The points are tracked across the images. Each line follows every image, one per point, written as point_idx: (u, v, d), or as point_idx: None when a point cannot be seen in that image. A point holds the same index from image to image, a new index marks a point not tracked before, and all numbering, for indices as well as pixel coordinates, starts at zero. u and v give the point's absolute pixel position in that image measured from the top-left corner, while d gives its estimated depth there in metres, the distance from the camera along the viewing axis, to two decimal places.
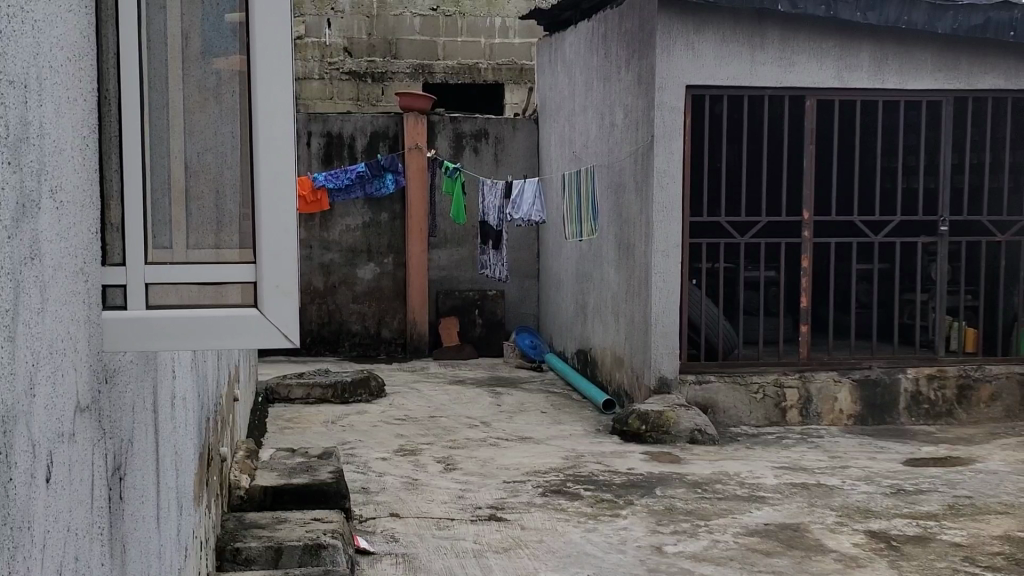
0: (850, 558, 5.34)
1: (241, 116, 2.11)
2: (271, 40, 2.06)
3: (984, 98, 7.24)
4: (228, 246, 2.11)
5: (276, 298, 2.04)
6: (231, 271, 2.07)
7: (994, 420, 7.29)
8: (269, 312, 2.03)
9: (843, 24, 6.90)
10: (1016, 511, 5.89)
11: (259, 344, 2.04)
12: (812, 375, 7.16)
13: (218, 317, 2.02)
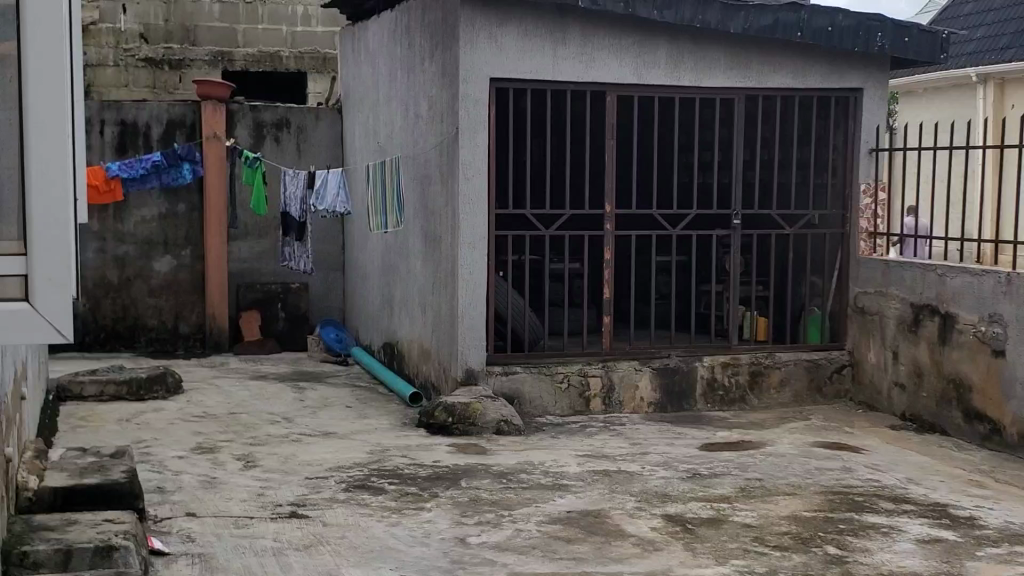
0: (647, 542, 5.48)
1: (17, 151, 2.73)
2: (43, 96, 2.72)
3: (774, 96, 7.54)
4: (9, 253, 2.73)
5: (50, 294, 2.73)
6: (13, 272, 2.73)
7: (783, 405, 7.63)
8: (41, 308, 2.72)
9: (641, 21, 7.06)
10: (803, 492, 6.18)
11: (36, 332, 2.72)
12: (614, 364, 7.31)
13: (6, 311, 2.70)
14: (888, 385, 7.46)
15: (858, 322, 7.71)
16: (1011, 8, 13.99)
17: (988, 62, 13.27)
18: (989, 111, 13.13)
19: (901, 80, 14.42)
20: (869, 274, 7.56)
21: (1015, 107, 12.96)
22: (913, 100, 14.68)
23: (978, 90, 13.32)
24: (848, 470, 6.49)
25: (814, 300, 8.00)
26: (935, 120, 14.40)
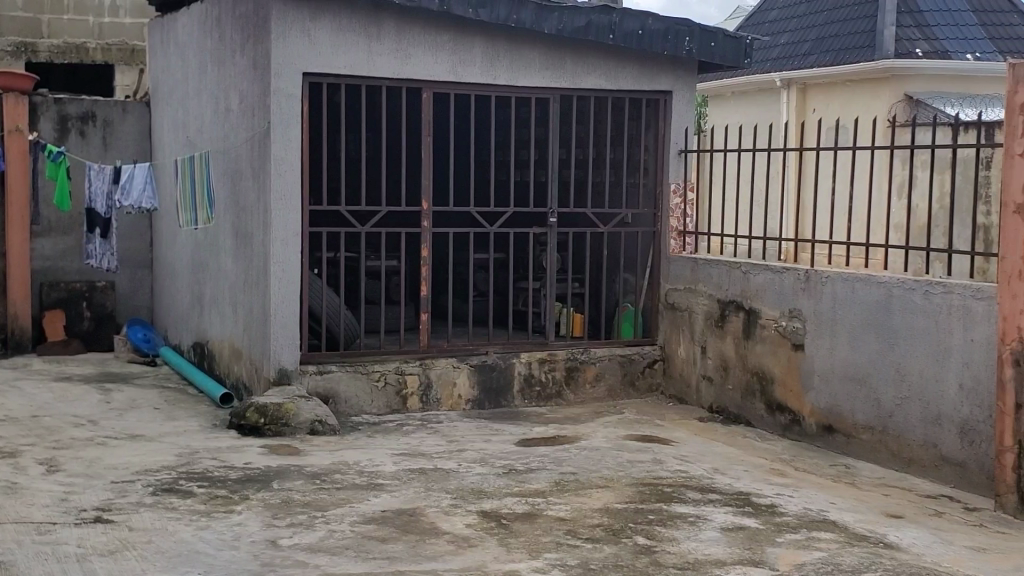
0: (461, 538, 5.50)
1: None
2: None
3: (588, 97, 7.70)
4: None
5: None
6: None
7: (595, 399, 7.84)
8: None
9: (456, 19, 7.11)
10: (615, 485, 6.32)
11: None
12: (431, 361, 7.36)
13: None
14: (696, 377, 7.95)
15: (669, 318, 8.13)
16: (812, 17, 14.63)
17: (791, 69, 13.85)
18: (791, 114, 13.74)
19: (709, 84, 14.95)
20: (679, 272, 7.98)
21: (816, 111, 13.58)
22: (721, 102, 15.24)
23: (781, 95, 13.90)
24: (658, 461, 6.68)
25: (628, 297, 8.33)
26: (743, 123, 14.94)
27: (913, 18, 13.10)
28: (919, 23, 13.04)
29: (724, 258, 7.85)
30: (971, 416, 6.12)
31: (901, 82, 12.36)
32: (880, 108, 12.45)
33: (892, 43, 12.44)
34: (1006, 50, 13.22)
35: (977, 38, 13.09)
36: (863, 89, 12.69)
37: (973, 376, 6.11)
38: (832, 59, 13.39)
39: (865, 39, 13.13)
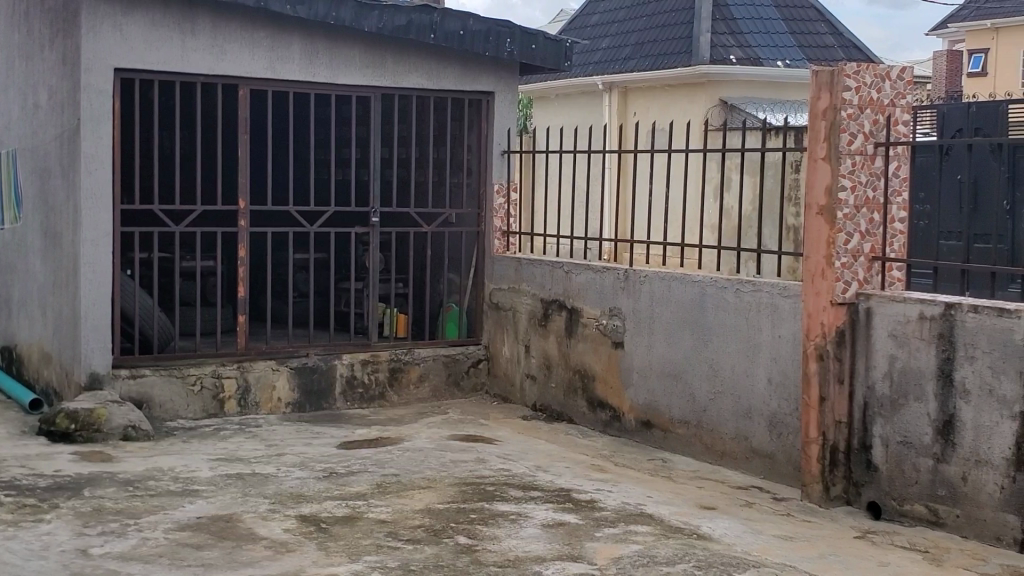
0: (280, 543, 5.42)
1: None
2: None
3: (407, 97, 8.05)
4: None
5: None
6: None
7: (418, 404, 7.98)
8: None
9: (273, 16, 7.31)
10: (436, 485, 6.35)
11: None
12: (249, 364, 7.46)
13: None
14: (520, 377, 8.34)
15: (493, 318, 8.51)
16: (631, 21, 14.99)
17: (612, 70, 14.22)
18: (614, 117, 14.21)
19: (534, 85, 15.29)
20: (503, 271, 8.37)
21: (635, 113, 14.06)
22: (548, 104, 15.62)
23: (604, 97, 14.32)
24: (481, 460, 6.77)
25: (452, 297, 8.69)
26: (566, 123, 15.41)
27: (727, 25, 13.54)
28: (733, 30, 13.47)
29: (545, 258, 8.27)
30: (780, 410, 6.67)
31: (716, 87, 12.95)
32: (698, 111, 12.96)
33: (708, 48, 12.81)
34: (815, 58, 13.84)
35: (788, 46, 13.66)
36: (681, 93, 13.25)
37: (781, 370, 6.66)
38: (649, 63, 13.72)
39: (679, 44, 13.43)
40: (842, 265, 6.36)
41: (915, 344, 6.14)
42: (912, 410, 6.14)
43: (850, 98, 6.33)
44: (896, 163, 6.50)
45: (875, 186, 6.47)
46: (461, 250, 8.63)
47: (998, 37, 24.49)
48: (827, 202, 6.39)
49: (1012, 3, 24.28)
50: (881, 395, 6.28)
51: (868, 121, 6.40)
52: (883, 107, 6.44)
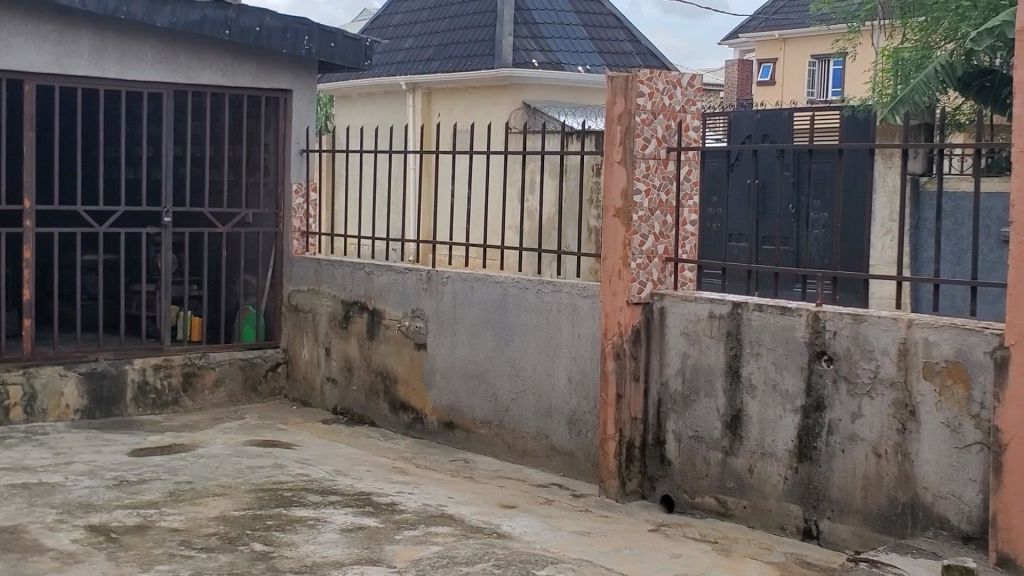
0: (67, 554, 5.19)
1: None
2: None
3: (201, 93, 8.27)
4: None
5: None
6: None
7: (213, 409, 8.14)
8: None
9: (61, 11, 7.44)
10: (232, 492, 6.22)
11: None
12: (35, 370, 7.43)
13: None
14: (320, 381, 8.46)
15: (292, 320, 8.68)
16: (433, 23, 15.06)
17: (415, 70, 14.28)
18: (418, 118, 14.35)
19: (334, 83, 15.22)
20: (302, 272, 8.57)
21: (438, 115, 14.20)
22: (351, 104, 15.66)
23: (407, 98, 14.41)
24: (280, 466, 6.72)
25: (249, 299, 8.85)
26: (370, 124, 15.43)
27: (529, 28, 13.77)
28: (535, 35, 13.70)
29: (345, 259, 8.44)
30: (579, 408, 6.83)
31: (518, 91, 13.13)
32: (501, 113, 13.16)
33: (510, 51, 12.99)
34: (612, 64, 14.10)
35: (587, 52, 13.93)
36: (483, 96, 13.46)
37: (581, 369, 6.81)
38: (451, 65, 13.76)
39: (485, 47, 13.45)
40: (637, 266, 6.54)
41: (705, 342, 6.41)
42: (702, 406, 6.44)
43: (643, 104, 6.50)
44: (687, 168, 6.70)
45: (667, 189, 6.67)
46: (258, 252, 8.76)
47: (785, 48, 25.79)
48: (622, 204, 6.54)
49: (797, 17, 25.61)
50: (674, 392, 6.56)
51: (661, 126, 6.57)
52: (674, 113, 6.63)
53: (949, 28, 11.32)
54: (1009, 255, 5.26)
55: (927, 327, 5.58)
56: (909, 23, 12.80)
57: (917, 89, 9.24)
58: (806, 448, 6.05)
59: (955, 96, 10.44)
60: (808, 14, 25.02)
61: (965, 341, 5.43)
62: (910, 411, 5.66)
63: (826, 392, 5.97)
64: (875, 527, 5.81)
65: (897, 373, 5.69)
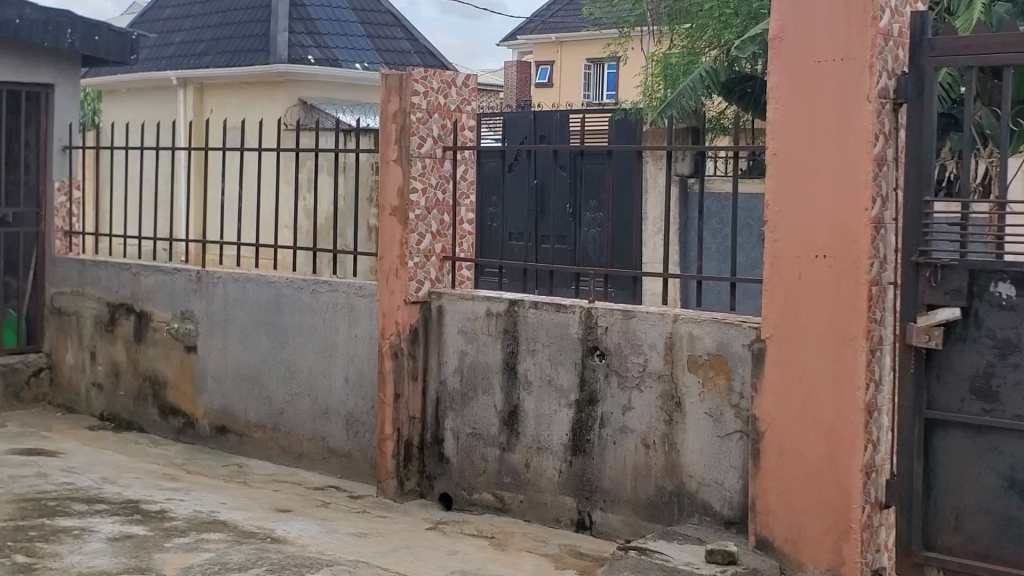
0: None
1: None
2: None
3: None
4: None
5: None
6: None
7: None
8: None
9: None
10: None
11: None
12: None
13: None
14: (84, 386, 8.34)
15: (54, 323, 8.55)
16: (205, 17, 14.72)
17: (186, 65, 13.92)
18: (190, 113, 13.91)
19: (99, 78, 14.66)
20: (64, 275, 8.45)
21: (212, 111, 13.82)
22: (117, 99, 15.06)
23: (179, 93, 13.97)
24: (43, 475, 6.46)
25: (10, 302, 8.60)
26: (138, 120, 14.90)
27: (305, 25, 13.66)
28: (311, 30, 13.58)
29: (110, 259, 8.35)
30: (356, 409, 6.87)
31: (295, 87, 13.04)
32: (276, 112, 13.02)
33: (285, 48, 12.85)
34: (390, 63, 14.20)
35: (364, 49, 13.92)
36: (258, 92, 13.20)
37: (358, 370, 6.86)
38: (224, 60, 13.43)
39: (260, 42, 13.20)
40: (416, 264, 6.57)
41: (483, 341, 6.49)
42: (480, 403, 6.51)
43: (418, 102, 6.52)
44: (463, 167, 6.74)
45: (444, 189, 6.70)
46: (18, 253, 8.58)
47: (561, 50, 26.66)
48: (399, 203, 6.56)
49: (572, 20, 26.45)
50: (452, 390, 6.61)
51: (436, 125, 6.62)
52: (450, 112, 6.69)
53: (713, 36, 11.91)
54: (763, 253, 5.54)
55: (691, 322, 5.80)
56: (677, 30, 13.42)
57: (684, 92, 9.89)
58: (579, 441, 6.21)
59: (717, 100, 11.06)
60: (583, 18, 25.92)
61: (726, 334, 5.68)
62: (676, 403, 5.89)
63: (598, 386, 6.14)
64: (645, 515, 6.00)
65: (664, 366, 5.91)
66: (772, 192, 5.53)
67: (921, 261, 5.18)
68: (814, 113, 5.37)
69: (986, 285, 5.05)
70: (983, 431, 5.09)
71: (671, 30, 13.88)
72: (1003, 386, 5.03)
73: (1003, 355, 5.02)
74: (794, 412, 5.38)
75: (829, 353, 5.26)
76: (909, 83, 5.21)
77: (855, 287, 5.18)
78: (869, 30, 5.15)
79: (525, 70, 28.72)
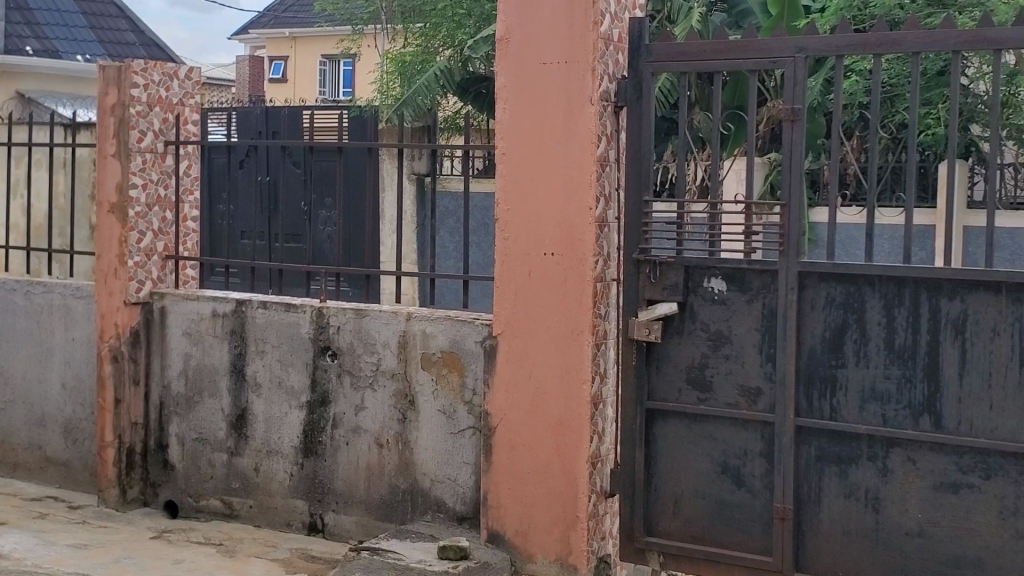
0: None
1: None
2: None
3: None
4: None
5: None
6: None
7: None
8: None
9: None
10: None
11: None
12: None
13: None
14: None
15: None
16: None
17: None
18: None
19: None
20: None
21: None
22: None
23: None
24: None
25: None
26: None
27: (23, 15, 13.02)
28: (29, 20, 12.96)
29: None
30: (75, 415, 6.91)
31: (11, 81, 12.15)
32: None
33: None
34: (113, 54, 13.67)
35: (87, 41, 13.36)
36: None
37: (75, 375, 6.90)
38: None
39: None
40: (135, 264, 6.59)
41: (208, 342, 6.47)
42: (206, 407, 6.48)
43: (138, 95, 6.53)
44: (186, 163, 6.80)
45: (166, 184, 6.74)
46: None
47: (296, 46, 28.42)
48: (118, 199, 6.55)
49: (303, 16, 28.29)
50: (176, 394, 6.59)
51: (158, 119, 6.64)
52: (172, 105, 6.71)
53: (446, 36, 12.17)
54: (494, 252, 5.61)
55: (423, 319, 5.82)
56: (411, 30, 13.57)
57: (420, 91, 10.19)
58: (310, 443, 6.17)
59: (452, 100, 11.43)
60: (319, 16, 27.05)
61: (458, 332, 5.72)
62: (409, 401, 5.89)
63: (330, 387, 6.10)
64: (378, 514, 5.99)
65: (397, 365, 5.90)
66: (501, 191, 5.61)
67: (641, 258, 5.41)
68: (541, 114, 5.49)
69: (700, 280, 5.31)
70: (698, 419, 5.38)
71: (404, 29, 14.04)
72: (716, 375, 5.31)
73: (716, 346, 5.30)
74: (523, 407, 5.49)
75: (557, 349, 5.39)
76: (628, 87, 5.42)
77: (581, 284, 5.33)
78: (591, 34, 5.30)
79: (257, 65, 29.52)
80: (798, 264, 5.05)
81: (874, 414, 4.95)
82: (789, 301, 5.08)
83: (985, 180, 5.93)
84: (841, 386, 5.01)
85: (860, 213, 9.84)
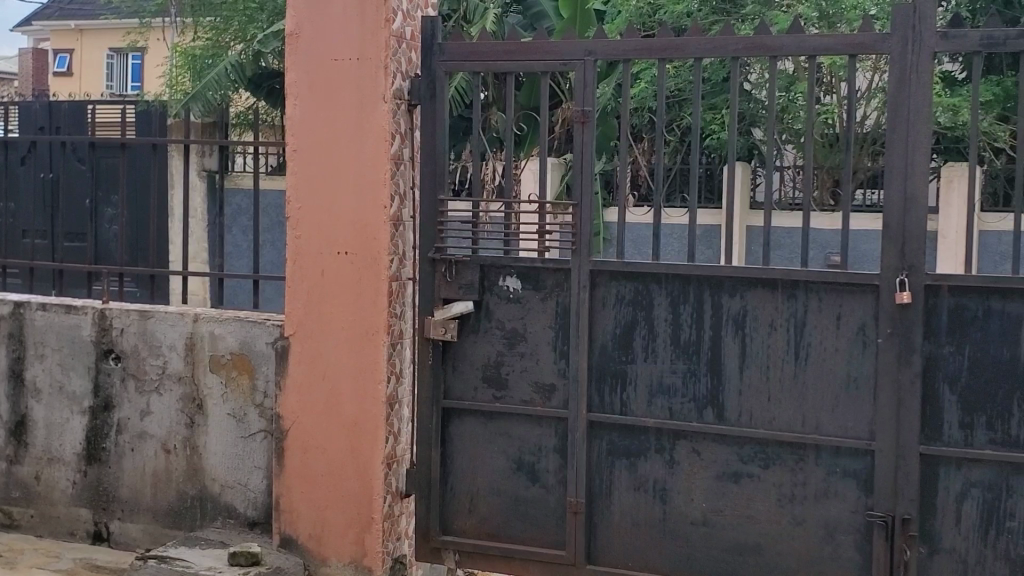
0: None
1: None
2: None
3: None
4: None
5: None
6: None
7: None
8: None
9: None
10: None
11: None
12: None
13: None
14: None
15: None
16: None
17: None
18: None
19: None
20: None
21: None
22: None
23: None
24: None
25: None
26: None
27: None
28: None
29: None
30: None
31: None
32: None
33: None
34: None
35: None
36: None
37: None
38: None
39: None
40: None
41: None
42: None
43: None
44: None
45: None
46: None
47: (81, 40, 28.44)
48: None
49: (88, 10, 28.19)
50: None
51: None
52: None
53: (239, 29, 12.36)
54: (285, 250, 5.50)
55: (212, 320, 5.70)
56: (202, 23, 13.35)
57: (209, 85, 10.42)
58: (93, 450, 6.03)
59: (241, 98, 11.57)
60: (104, 8, 26.69)
61: (248, 333, 5.62)
62: (198, 405, 5.76)
63: (113, 391, 5.96)
64: (166, 522, 5.86)
65: (184, 368, 5.78)
66: (292, 189, 5.51)
67: (437, 257, 5.38)
68: (333, 111, 5.41)
69: (495, 279, 5.35)
70: (493, 417, 5.42)
71: (194, 23, 13.73)
72: (511, 373, 5.36)
73: (511, 344, 5.35)
74: (317, 408, 5.41)
75: (351, 349, 5.33)
76: (421, 85, 5.39)
77: (375, 283, 5.28)
78: (383, 32, 5.26)
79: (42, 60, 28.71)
80: (590, 263, 5.13)
81: (662, 407, 5.09)
82: (581, 299, 5.15)
83: (764, 182, 6.17)
84: (631, 381, 5.13)
85: (649, 212, 10.14)
